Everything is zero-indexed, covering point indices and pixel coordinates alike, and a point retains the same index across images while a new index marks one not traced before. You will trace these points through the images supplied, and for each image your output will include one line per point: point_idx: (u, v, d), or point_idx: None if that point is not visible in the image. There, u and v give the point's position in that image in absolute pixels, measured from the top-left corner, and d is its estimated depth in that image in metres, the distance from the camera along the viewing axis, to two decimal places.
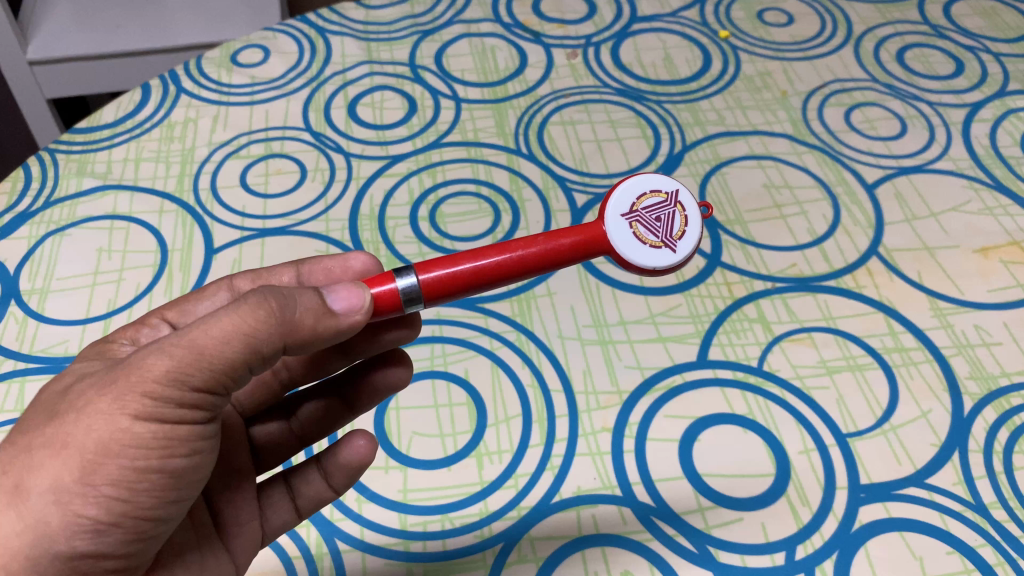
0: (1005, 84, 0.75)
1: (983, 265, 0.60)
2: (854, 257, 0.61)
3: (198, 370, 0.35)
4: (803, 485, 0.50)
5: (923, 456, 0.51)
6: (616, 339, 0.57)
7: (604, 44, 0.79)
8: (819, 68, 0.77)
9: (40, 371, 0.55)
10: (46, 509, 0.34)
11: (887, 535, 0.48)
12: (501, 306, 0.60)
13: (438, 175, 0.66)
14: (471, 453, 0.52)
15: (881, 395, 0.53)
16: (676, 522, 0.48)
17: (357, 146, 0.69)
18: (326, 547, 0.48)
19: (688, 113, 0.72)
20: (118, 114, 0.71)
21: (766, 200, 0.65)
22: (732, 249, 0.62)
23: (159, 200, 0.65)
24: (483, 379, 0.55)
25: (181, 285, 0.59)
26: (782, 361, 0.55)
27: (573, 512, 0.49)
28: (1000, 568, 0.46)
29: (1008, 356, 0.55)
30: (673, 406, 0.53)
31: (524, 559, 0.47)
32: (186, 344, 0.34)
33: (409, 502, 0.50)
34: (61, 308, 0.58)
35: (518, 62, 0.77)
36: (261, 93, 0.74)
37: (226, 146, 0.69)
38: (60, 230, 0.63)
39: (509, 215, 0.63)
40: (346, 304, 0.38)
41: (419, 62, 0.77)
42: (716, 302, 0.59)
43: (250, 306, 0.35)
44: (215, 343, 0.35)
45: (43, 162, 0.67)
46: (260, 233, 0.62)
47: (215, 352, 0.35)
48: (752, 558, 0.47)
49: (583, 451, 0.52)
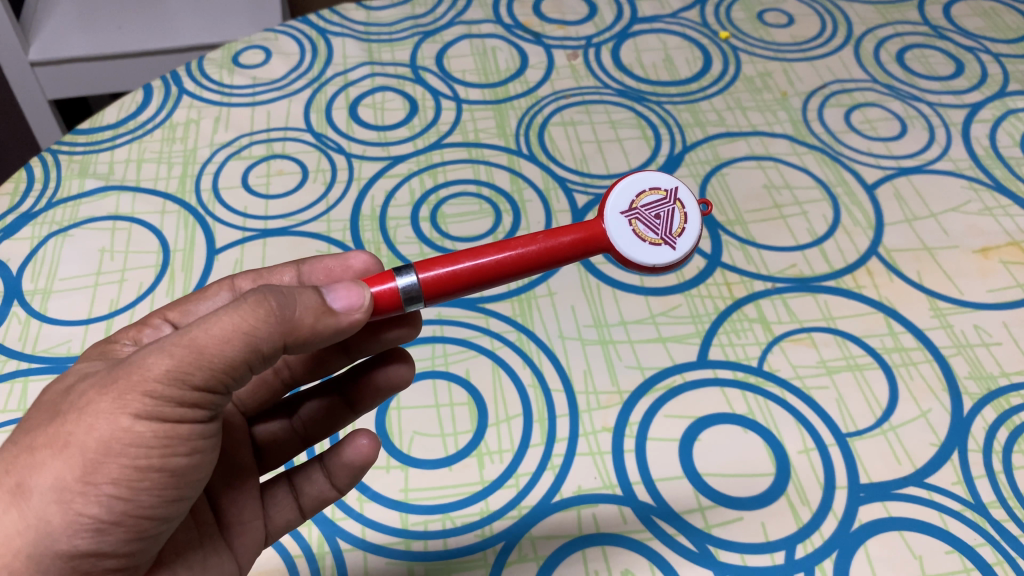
0: (1005, 84, 0.75)
1: (982, 265, 0.60)
2: (854, 258, 0.61)
3: (198, 370, 0.35)
4: (803, 485, 0.50)
5: (923, 456, 0.51)
6: (616, 339, 0.58)
7: (605, 45, 0.80)
8: (819, 68, 0.77)
9: (43, 371, 0.55)
10: (48, 508, 0.35)
11: (887, 534, 0.48)
12: (502, 306, 0.60)
13: (439, 176, 0.67)
14: (472, 453, 0.52)
15: (880, 395, 0.54)
16: (676, 522, 0.49)
17: (358, 147, 0.69)
18: (328, 546, 0.48)
19: (689, 113, 0.72)
20: (120, 115, 0.72)
21: (766, 200, 0.65)
22: (732, 250, 0.62)
23: (162, 201, 0.65)
24: (484, 379, 0.56)
25: (183, 285, 0.59)
26: (782, 361, 0.55)
27: (573, 511, 0.49)
28: (1000, 567, 0.47)
29: (1007, 356, 0.55)
30: (673, 406, 0.53)
31: (524, 558, 0.48)
32: (186, 343, 0.35)
33: (410, 501, 0.50)
34: (64, 308, 0.58)
35: (519, 63, 0.77)
36: (262, 94, 0.74)
37: (228, 147, 0.69)
38: (62, 230, 0.63)
39: (510, 216, 0.64)
40: (346, 304, 0.38)
41: (420, 62, 0.77)
42: (717, 302, 0.59)
43: (250, 305, 0.35)
44: (215, 341, 0.35)
45: (46, 163, 0.68)
46: (262, 233, 0.63)
47: (214, 351, 0.35)
48: (752, 557, 0.47)
49: (584, 450, 0.52)
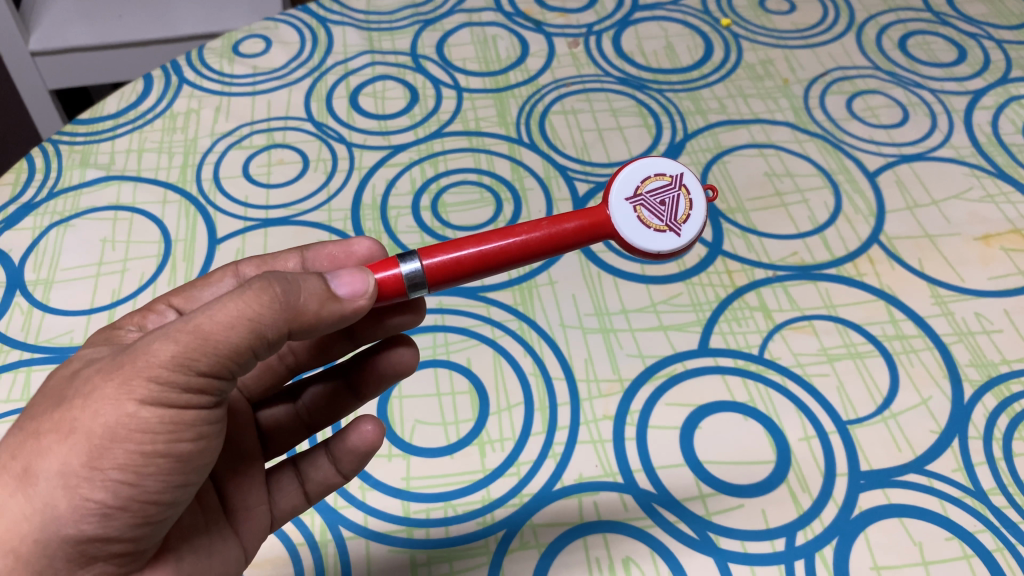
0: (1007, 71, 0.75)
1: (984, 252, 0.60)
2: (855, 246, 0.61)
3: (204, 355, 0.35)
4: (803, 472, 0.50)
5: (923, 443, 0.51)
6: (617, 328, 0.58)
7: (606, 33, 0.79)
8: (820, 56, 0.76)
9: (46, 361, 0.55)
10: (54, 493, 0.35)
11: (887, 521, 0.48)
12: (503, 295, 0.60)
13: (440, 165, 0.67)
14: (474, 441, 0.52)
15: (881, 382, 0.54)
16: (677, 509, 0.49)
17: (359, 136, 0.69)
18: (331, 534, 0.49)
19: (690, 101, 0.72)
20: (120, 105, 0.71)
21: (768, 188, 0.65)
22: (734, 238, 0.62)
23: (163, 190, 0.65)
24: (485, 368, 0.56)
25: (185, 275, 0.60)
26: (783, 349, 0.55)
27: (574, 499, 0.49)
28: (999, 554, 0.47)
29: (1008, 343, 0.55)
30: (674, 394, 0.54)
31: (526, 545, 0.48)
32: (192, 330, 0.35)
33: (412, 489, 0.50)
34: (66, 299, 0.59)
35: (520, 51, 0.77)
36: (262, 84, 0.74)
37: (228, 137, 0.69)
38: (63, 221, 0.63)
39: (511, 205, 0.63)
40: (351, 289, 0.38)
41: (420, 51, 0.77)
42: (718, 290, 0.59)
43: (254, 292, 0.35)
44: (221, 326, 0.35)
45: (46, 153, 0.68)
46: (263, 223, 0.63)
47: (220, 337, 0.35)
48: (753, 544, 0.47)
49: (585, 438, 0.52)
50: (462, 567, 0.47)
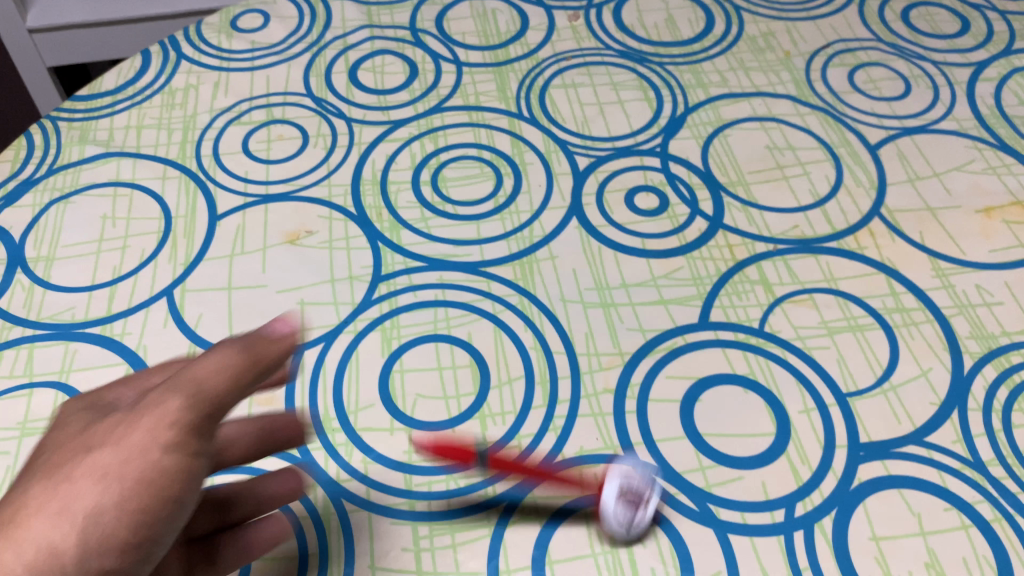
0: (1011, 42, 0.74)
1: (985, 225, 0.60)
2: (856, 219, 0.61)
3: (198, 412, 0.35)
4: (803, 445, 0.50)
5: (923, 414, 0.51)
6: (618, 302, 0.57)
7: (606, 6, 0.79)
8: (822, 28, 0.76)
9: (48, 337, 0.56)
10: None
11: (887, 493, 0.48)
12: (504, 271, 0.59)
13: (439, 140, 0.66)
14: (475, 415, 0.52)
15: (881, 354, 0.54)
16: (678, 481, 0.49)
17: (357, 111, 0.69)
18: (334, 507, 0.49)
19: (691, 74, 0.72)
20: (118, 81, 0.71)
21: (769, 161, 0.65)
22: (734, 212, 0.62)
23: (162, 166, 0.65)
24: (486, 342, 0.56)
25: (186, 251, 0.60)
26: (783, 322, 0.55)
27: (575, 472, 0.50)
28: (997, 523, 0.47)
29: (1009, 315, 0.55)
30: (674, 367, 0.54)
31: (528, 518, 0.48)
32: (186, 383, 0.35)
33: (414, 462, 0.51)
34: (68, 275, 0.59)
35: (520, 25, 0.77)
36: (261, 59, 0.73)
37: (228, 113, 0.69)
38: (64, 197, 0.63)
39: (511, 179, 0.64)
40: (287, 327, 0.37)
41: (419, 25, 0.77)
42: (719, 264, 0.59)
43: (235, 348, 0.36)
44: (213, 369, 0.35)
45: (45, 129, 0.67)
46: (263, 198, 0.62)
47: (211, 390, 0.35)
48: (752, 515, 0.48)
49: (586, 412, 0.52)
50: (464, 539, 0.47)
